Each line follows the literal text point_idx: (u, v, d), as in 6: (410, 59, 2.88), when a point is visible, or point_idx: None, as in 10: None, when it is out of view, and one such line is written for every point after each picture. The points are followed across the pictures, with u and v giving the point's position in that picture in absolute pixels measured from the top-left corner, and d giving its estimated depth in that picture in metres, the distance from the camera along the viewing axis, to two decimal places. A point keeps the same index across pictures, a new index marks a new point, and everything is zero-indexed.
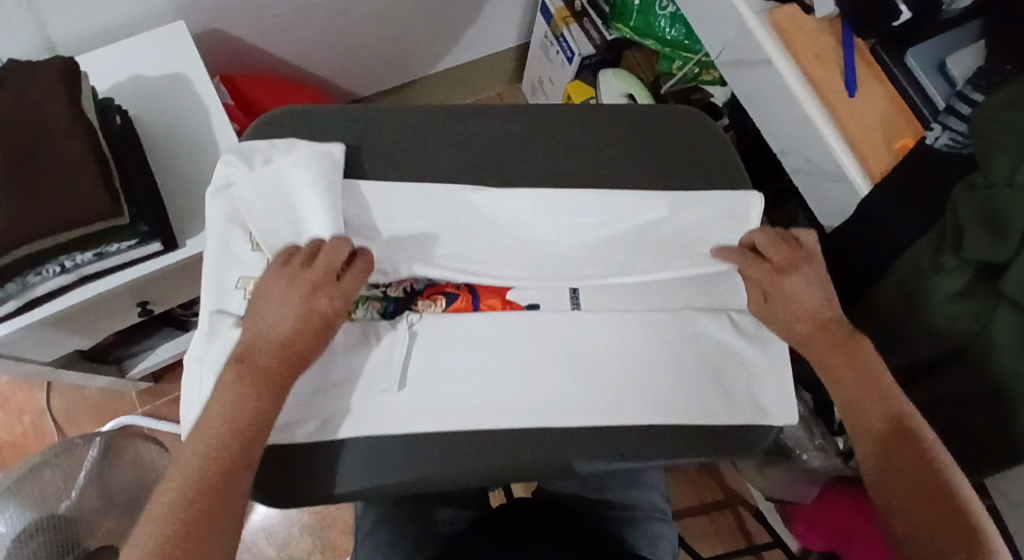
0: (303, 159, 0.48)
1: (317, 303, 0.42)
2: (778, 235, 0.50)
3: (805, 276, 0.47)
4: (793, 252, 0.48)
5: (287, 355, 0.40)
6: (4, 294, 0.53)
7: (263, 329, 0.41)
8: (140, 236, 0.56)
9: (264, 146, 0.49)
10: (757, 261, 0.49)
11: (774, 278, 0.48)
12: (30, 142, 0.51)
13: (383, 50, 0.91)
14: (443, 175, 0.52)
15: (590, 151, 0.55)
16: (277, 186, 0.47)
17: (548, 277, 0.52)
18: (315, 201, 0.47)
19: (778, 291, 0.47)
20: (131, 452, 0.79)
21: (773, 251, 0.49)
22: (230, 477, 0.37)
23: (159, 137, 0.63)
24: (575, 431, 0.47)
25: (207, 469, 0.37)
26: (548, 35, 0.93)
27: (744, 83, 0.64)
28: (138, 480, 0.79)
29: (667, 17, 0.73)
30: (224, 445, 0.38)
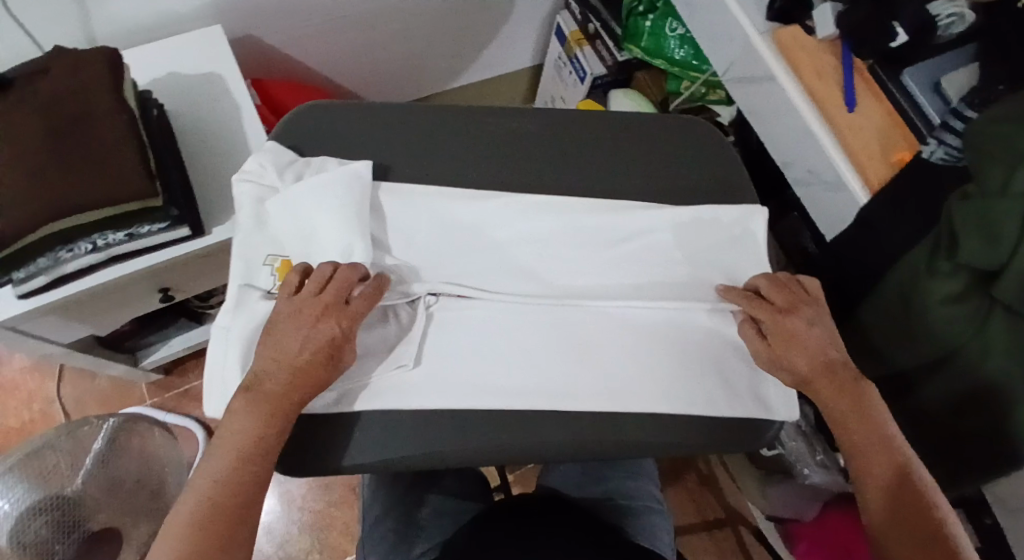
0: (336, 182, 0.49)
1: (322, 331, 0.42)
2: (779, 280, 0.49)
3: (807, 320, 0.46)
4: (792, 296, 0.48)
5: (297, 385, 0.41)
6: (35, 268, 0.55)
7: (276, 354, 0.42)
8: (170, 220, 0.58)
9: (300, 164, 0.51)
10: (759, 301, 0.48)
11: (781, 319, 0.46)
12: (75, 123, 0.54)
13: (404, 63, 0.95)
14: (463, 170, 0.55)
15: (601, 149, 0.57)
16: (307, 203, 0.49)
17: (561, 266, 0.52)
18: (346, 221, 0.48)
19: (784, 333, 0.46)
20: (139, 440, 0.79)
21: (775, 296, 0.48)
22: (239, 502, 0.40)
23: (189, 129, 0.66)
24: (572, 418, 0.47)
25: (222, 490, 0.40)
26: (562, 56, 0.97)
27: (751, 98, 0.67)
28: (142, 471, 0.78)
29: (677, 38, 0.78)
30: (235, 472, 0.40)
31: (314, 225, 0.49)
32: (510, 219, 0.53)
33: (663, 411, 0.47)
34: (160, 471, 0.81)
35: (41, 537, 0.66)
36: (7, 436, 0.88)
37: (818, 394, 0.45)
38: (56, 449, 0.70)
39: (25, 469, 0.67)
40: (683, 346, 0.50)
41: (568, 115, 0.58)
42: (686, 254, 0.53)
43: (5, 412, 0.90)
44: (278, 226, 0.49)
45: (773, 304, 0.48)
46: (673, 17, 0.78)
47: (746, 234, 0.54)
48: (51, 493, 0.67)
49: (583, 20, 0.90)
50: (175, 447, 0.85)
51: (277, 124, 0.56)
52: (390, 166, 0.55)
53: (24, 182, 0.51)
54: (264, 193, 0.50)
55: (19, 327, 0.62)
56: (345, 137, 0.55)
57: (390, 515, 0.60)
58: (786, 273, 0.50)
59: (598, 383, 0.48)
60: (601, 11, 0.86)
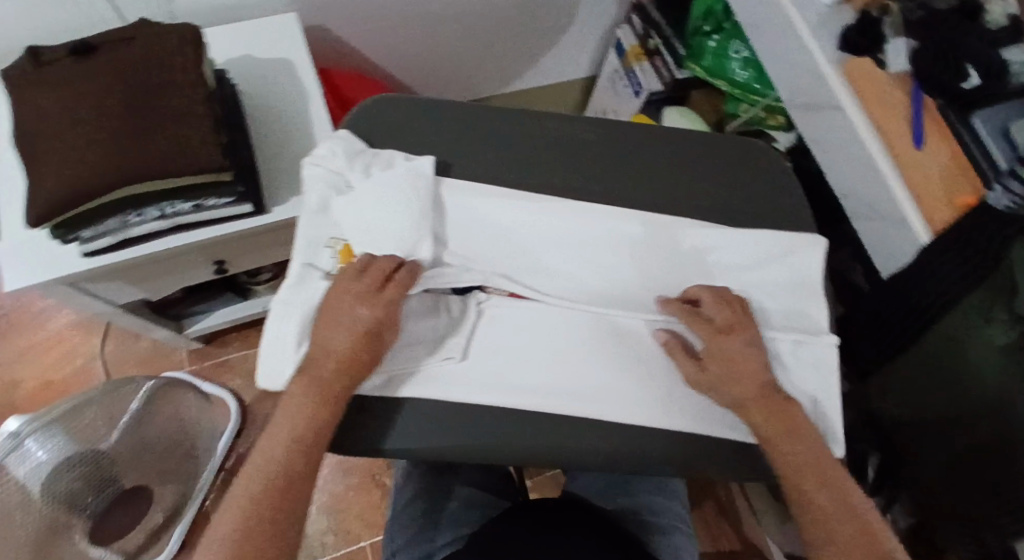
0: (403, 177, 0.51)
1: (356, 318, 0.44)
2: (722, 298, 0.50)
3: (742, 341, 0.48)
4: (734, 317, 0.49)
5: (342, 374, 0.43)
6: (103, 228, 0.57)
7: (326, 339, 0.44)
8: (235, 195, 0.60)
9: (369, 155, 0.53)
10: (699, 320, 0.49)
11: (723, 341, 0.48)
12: (157, 96, 0.56)
13: (462, 65, 0.96)
14: (524, 173, 0.56)
15: (658, 163, 0.57)
16: (373, 192, 0.50)
17: (614, 276, 0.53)
18: (410, 216, 0.50)
19: (723, 353, 0.47)
20: (171, 406, 0.80)
21: (714, 314, 0.49)
22: (292, 487, 0.40)
23: (258, 110, 0.68)
24: (604, 426, 0.47)
25: (273, 478, 0.40)
26: (619, 70, 0.97)
27: (817, 127, 0.67)
28: (173, 433, 0.80)
29: (740, 60, 0.78)
30: (288, 458, 0.41)
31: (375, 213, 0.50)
32: (561, 225, 0.53)
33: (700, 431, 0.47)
34: (189, 437, 0.83)
35: (75, 490, 0.67)
36: (52, 387, 0.93)
37: (751, 412, 0.46)
38: (96, 407, 0.67)
39: (69, 422, 0.65)
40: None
41: (629, 128, 0.59)
42: (740, 275, 0.53)
43: (50, 363, 0.95)
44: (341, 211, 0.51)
45: (713, 323, 0.49)
46: (738, 40, 0.78)
47: (797, 262, 0.53)
48: (89, 447, 0.67)
49: (644, 35, 0.90)
50: (209, 413, 0.87)
51: (346, 114, 0.58)
52: (455, 163, 0.56)
53: (104, 145, 0.54)
54: (332, 177, 0.52)
55: (77, 284, 0.65)
56: (412, 131, 0.56)
57: (419, 501, 0.64)
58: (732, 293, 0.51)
59: (633, 397, 0.47)
60: (664, 28, 0.86)
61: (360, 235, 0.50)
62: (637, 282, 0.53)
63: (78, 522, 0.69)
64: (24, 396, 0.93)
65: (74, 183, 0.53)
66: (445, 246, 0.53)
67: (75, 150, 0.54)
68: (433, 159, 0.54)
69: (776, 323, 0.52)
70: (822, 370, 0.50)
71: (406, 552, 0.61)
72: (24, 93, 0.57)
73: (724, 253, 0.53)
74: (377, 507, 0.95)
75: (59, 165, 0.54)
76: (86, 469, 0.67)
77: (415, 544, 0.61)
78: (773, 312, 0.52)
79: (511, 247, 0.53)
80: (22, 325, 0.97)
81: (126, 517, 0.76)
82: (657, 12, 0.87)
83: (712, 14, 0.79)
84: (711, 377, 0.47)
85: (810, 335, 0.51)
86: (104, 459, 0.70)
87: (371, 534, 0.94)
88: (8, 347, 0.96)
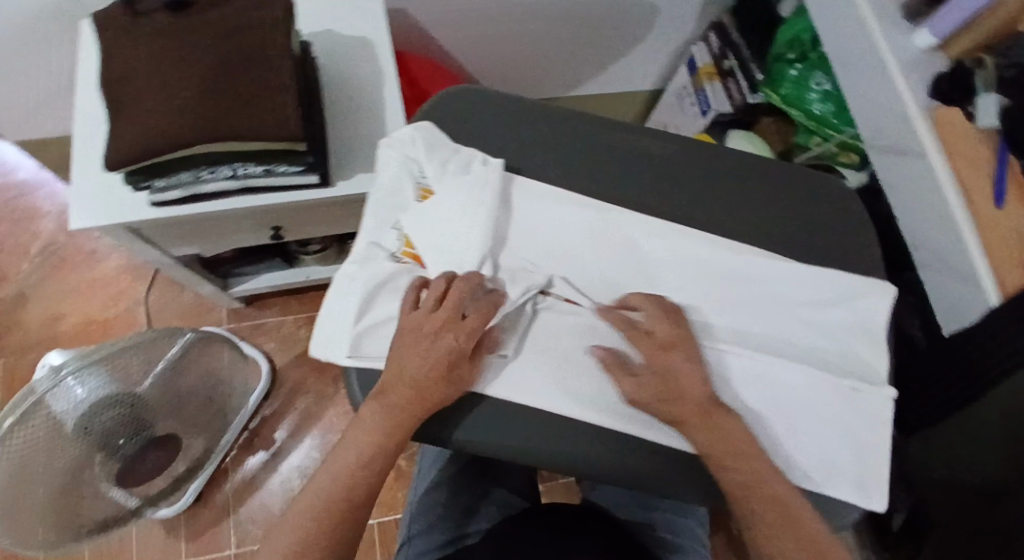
0: (481, 180, 0.51)
1: (438, 348, 0.43)
2: (663, 309, 0.47)
3: (677, 353, 0.44)
4: (676, 331, 0.46)
5: (415, 403, 0.42)
6: (176, 180, 0.58)
7: (399, 366, 0.43)
8: (305, 165, 0.61)
9: (451, 152, 0.54)
10: (639, 331, 0.46)
11: (665, 356, 0.44)
12: (243, 61, 0.57)
13: (530, 65, 0.96)
14: (595, 181, 0.56)
15: (727, 189, 0.56)
16: (451, 191, 0.51)
17: (675, 294, 0.52)
18: (483, 222, 0.50)
19: (663, 367, 0.44)
20: (205, 356, 0.79)
21: (658, 328, 0.46)
22: (360, 500, 0.44)
23: (335, 85, 0.69)
24: (643, 445, 0.46)
25: (345, 481, 0.43)
26: (688, 87, 0.96)
27: (899, 169, 0.65)
28: (202, 387, 0.79)
29: (820, 92, 0.77)
30: (355, 476, 0.43)
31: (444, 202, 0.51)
32: (622, 236, 0.53)
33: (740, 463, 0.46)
34: (219, 390, 0.83)
35: (111, 430, 0.68)
36: (95, 326, 0.97)
37: (689, 432, 0.42)
38: (135, 351, 0.67)
39: (110, 364, 0.65)
40: (772, 399, 0.48)
41: (703, 150, 0.58)
42: (805, 309, 0.52)
43: (94, 303, 0.98)
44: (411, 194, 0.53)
45: (654, 337, 0.45)
46: (822, 71, 0.77)
47: (862, 306, 0.51)
48: (124, 389, 0.67)
49: (719, 55, 0.88)
50: (243, 370, 0.88)
51: (426, 102, 0.59)
52: (530, 162, 0.56)
53: (187, 103, 0.55)
54: (409, 163, 0.53)
55: (137, 230, 0.66)
56: (488, 126, 0.57)
57: (440, 489, 0.65)
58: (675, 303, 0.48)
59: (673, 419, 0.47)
60: (743, 50, 0.86)
61: (429, 231, 0.50)
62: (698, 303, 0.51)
63: (108, 460, 0.70)
64: (68, 331, 0.97)
65: (154, 135, 0.54)
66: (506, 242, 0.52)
67: (159, 102, 0.55)
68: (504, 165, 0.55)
69: (831, 364, 0.50)
70: (877, 419, 0.48)
71: (420, 537, 0.62)
72: (116, 41, 0.58)
73: (790, 287, 0.52)
74: (388, 488, 0.95)
75: (141, 115, 0.55)
76: (121, 412, 0.67)
77: (433, 531, 0.62)
78: (829, 354, 0.51)
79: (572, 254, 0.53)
80: (76, 263, 1.01)
81: (156, 462, 0.76)
82: (738, 34, 0.87)
83: (798, 42, 0.78)
84: (640, 387, 0.43)
85: (865, 384, 0.49)
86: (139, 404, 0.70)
87: (379, 514, 0.94)
88: (59, 282, 1.00)
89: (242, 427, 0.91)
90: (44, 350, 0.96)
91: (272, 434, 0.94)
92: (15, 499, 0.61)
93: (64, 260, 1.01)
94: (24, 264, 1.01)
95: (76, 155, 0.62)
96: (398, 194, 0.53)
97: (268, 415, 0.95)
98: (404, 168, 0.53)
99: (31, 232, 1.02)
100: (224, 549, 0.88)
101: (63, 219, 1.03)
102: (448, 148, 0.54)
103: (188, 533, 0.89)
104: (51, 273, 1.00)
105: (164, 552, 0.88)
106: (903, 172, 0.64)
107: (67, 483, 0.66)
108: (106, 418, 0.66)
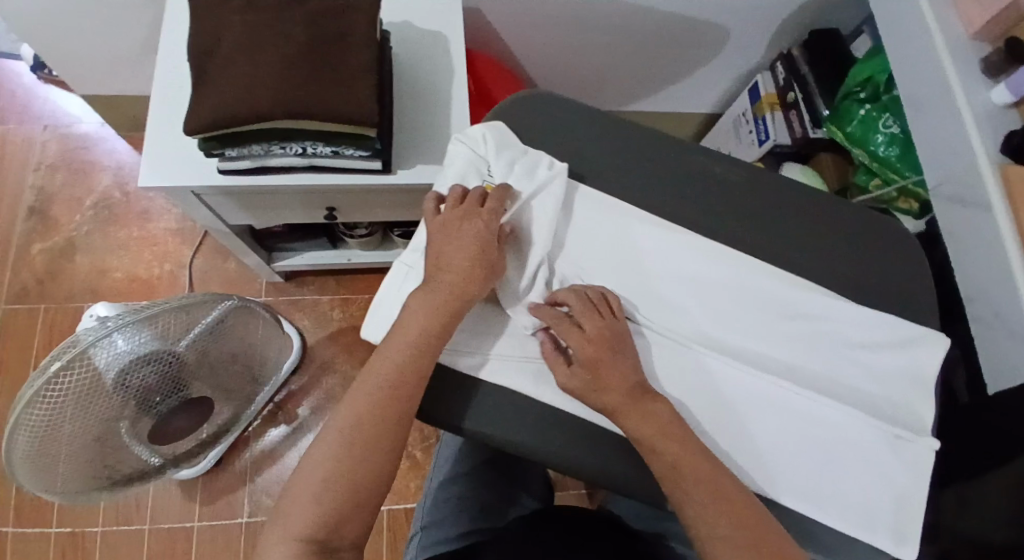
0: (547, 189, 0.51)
1: (473, 229, 0.47)
2: (590, 301, 0.47)
3: (601, 346, 0.44)
4: (602, 325, 0.45)
5: (450, 295, 0.45)
6: (248, 150, 0.60)
7: (446, 261, 0.46)
8: (371, 150, 0.61)
9: (518, 153, 0.53)
10: (569, 323, 0.45)
11: (593, 352, 0.44)
12: (322, 44, 0.59)
13: (590, 75, 0.97)
14: (660, 198, 0.55)
15: (791, 221, 0.55)
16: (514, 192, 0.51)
17: (727, 319, 0.51)
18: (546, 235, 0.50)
19: (590, 362, 0.44)
20: (240, 322, 0.75)
21: (585, 321, 0.45)
22: (375, 447, 0.41)
23: (404, 76, 0.70)
24: None
25: (361, 427, 0.42)
26: (747, 114, 0.95)
27: (958, 220, 0.64)
28: (235, 351, 0.77)
29: (887, 135, 0.76)
30: (370, 430, 0.42)
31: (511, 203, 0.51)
32: (682, 255, 0.51)
33: (779, 499, 0.45)
34: (249, 353, 0.81)
35: (149, 388, 0.64)
36: (140, 283, 1.00)
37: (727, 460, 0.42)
38: (177, 310, 0.63)
39: (152, 323, 0.60)
40: (816, 439, 0.47)
41: (771, 177, 0.57)
42: (860, 351, 0.50)
43: (140, 262, 1.01)
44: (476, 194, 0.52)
45: (582, 331, 0.45)
46: (891, 114, 0.76)
47: (917, 355, 0.50)
48: (164, 347, 0.63)
49: (785, 86, 0.89)
50: (278, 340, 0.88)
51: (497, 103, 0.59)
52: (595, 172, 0.56)
53: (263, 78, 0.56)
54: (474, 160, 0.53)
55: (199, 195, 0.67)
56: (558, 132, 0.57)
57: (457, 482, 0.64)
58: (595, 292, 0.48)
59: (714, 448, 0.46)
60: (811, 84, 0.85)
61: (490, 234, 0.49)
62: (748, 330, 0.50)
63: (146, 416, 0.67)
64: (112, 285, 0.99)
65: (232, 104, 0.55)
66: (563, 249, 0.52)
67: (241, 74, 0.56)
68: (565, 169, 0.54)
69: (880, 411, 0.49)
70: (919, 473, 0.47)
71: (434, 528, 0.61)
72: (203, 13, 0.60)
73: (849, 325, 0.50)
74: (402, 477, 0.96)
75: (222, 84, 0.56)
76: (163, 372, 0.64)
77: (447, 522, 0.61)
78: (878, 400, 0.49)
79: (631, 267, 0.52)
80: (127, 220, 1.04)
81: (182, 424, 0.74)
82: (807, 66, 0.85)
83: (871, 81, 0.77)
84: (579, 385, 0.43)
85: (910, 433, 0.48)
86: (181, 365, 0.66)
87: (390, 501, 0.94)
88: (109, 236, 1.02)
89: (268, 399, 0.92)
90: (88, 302, 0.98)
91: (295, 409, 0.96)
92: (51, 446, 0.60)
93: (115, 216, 1.04)
94: (78, 216, 1.03)
95: (153, 116, 0.64)
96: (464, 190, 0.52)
97: (294, 390, 0.97)
98: (469, 164, 0.53)
99: (88, 186, 1.05)
100: (237, 516, 0.90)
101: (119, 176, 1.06)
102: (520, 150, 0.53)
103: (203, 497, 0.91)
104: (102, 227, 1.03)
105: (179, 512, 0.90)
106: (961, 226, 0.63)
107: (102, 434, 0.65)
108: (148, 379, 0.63)
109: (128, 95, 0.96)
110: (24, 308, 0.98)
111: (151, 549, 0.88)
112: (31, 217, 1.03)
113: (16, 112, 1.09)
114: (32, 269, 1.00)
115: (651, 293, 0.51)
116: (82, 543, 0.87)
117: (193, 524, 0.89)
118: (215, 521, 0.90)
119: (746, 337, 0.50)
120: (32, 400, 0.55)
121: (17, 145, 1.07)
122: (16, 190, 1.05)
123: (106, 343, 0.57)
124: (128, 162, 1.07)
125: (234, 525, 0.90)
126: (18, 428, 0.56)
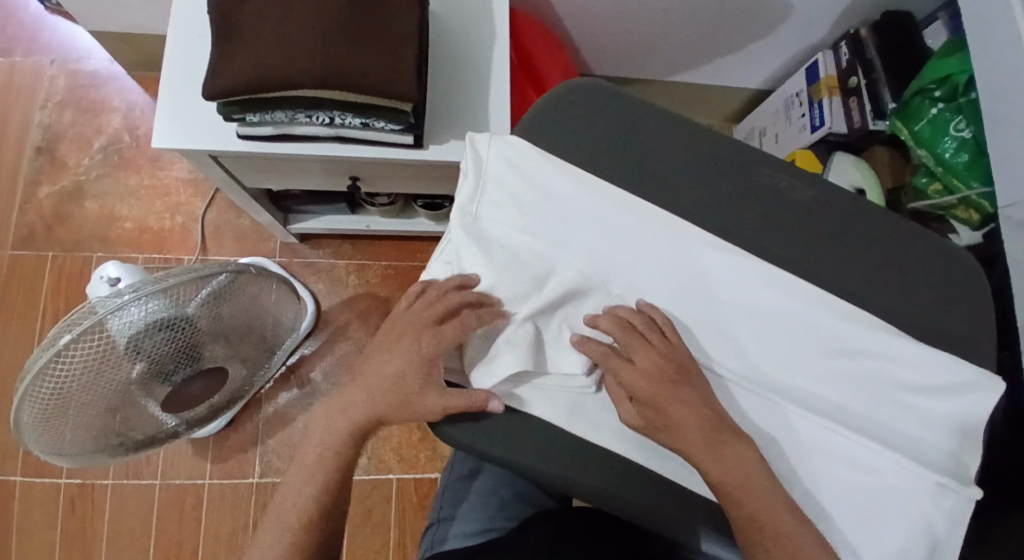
0: (581, 209, 0.47)
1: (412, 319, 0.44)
2: (635, 326, 0.43)
3: (663, 377, 0.41)
4: (657, 353, 0.42)
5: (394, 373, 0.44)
6: (272, 118, 0.55)
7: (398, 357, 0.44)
8: (404, 125, 0.56)
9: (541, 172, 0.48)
10: (620, 358, 0.42)
11: (650, 386, 0.41)
12: (352, 7, 0.53)
13: (633, 43, 0.90)
14: (714, 205, 0.50)
15: (859, 241, 0.50)
16: (538, 217, 0.47)
17: (769, 350, 0.47)
18: (575, 255, 0.46)
19: (652, 399, 0.40)
20: (253, 285, 0.70)
21: (637, 352, 0.42)
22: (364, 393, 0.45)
23: (442, 42, 0.64)
24: (647, 497, 0.43)
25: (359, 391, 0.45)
26: (801, 96, 0.89)
27: (1019, 243, 0.59)
28: (247, 318, 0.72)
29: (956, 139, 0.70)
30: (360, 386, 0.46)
31: (549, 238, 0.47)
32: (732, 281, 0.47)
33: None
34: (265, 319, 0.77)
35: (165, 356, 0.61)
36: (151, 235, 0.97)
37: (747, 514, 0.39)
38: (187, 275, 0.58)
39: (161, 290, 0.55)
40: (858, 487, 0.43)
41: (845, 190, 0.52)
42: (910, 391, 0.45)
43: (150, 212, 0.98)
44: (502, 229, 0.46)
45: (636, 365, 0.42)
46: (965, 117, 0.70)
47: (971, 401, 0.44)
48: (173, 312, 0.58)
49: (848, 70, 0.83)
50: (294, 305, 0.85)
51: (536, 101, 0.52)
52: (652, 172, 0.50)
53: (280, 39, 0.51)
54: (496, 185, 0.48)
55: (217, 158, 0.62)
56: (600, 131, 0.51)
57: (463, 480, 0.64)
58: (646, 317, 0.44)
59: None
60: (878, 70, 0.80)
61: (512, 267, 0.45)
62: (795, 364, 0.47)
63: (158, 384, 0.64)
64: (121, 234, 0.96)
65: (248, 70, 0.50)
66: (597, 256, 0.47)
67: (264, 36, 0.52)
68: (567, 184, 0.48)
69: (927, 458, 0.45)
70: (957, 524, 0.43)
71: (444, 523, 0.62)
72: None
73: (909, 365, 0.45)
74: (412, 447, 0.95)
75: (250, 44, 0.52)
76: (175, 340, 0.61)
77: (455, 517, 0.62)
78: (927, 446, 0.45)
79: (673, 285, 0.47)
80: (137, 166, 0.99)
81: (191, 389, 0.72)
82: (875, 52, 0.80)
83: (949, 80, 0.70)
84: None
85: (954, 481, 0.43)
86: (194, 333, 0.63)
87: (400, 471, 0.94)
88: (118, 181, 0.98)
89: (283, 363, 0.91)
90: (96, 250, 0.96)
91: (307, 373, 0.95)
92: (64, 409, 0.58)
93: (125, 160, 0.99)
94: (86, 157, 0.99)
95: (166, 80, 0.58)
96: (488, 226, 0.46)
97: (307, 354, 0.96)
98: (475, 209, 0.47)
99: (95, 127, 1.00)
100: (247, 475, 0.91)
101: (130, 118, 1.01)
102: (555, 176, 0.48)
103: (214, 455, 0.91)
104: (111, 171, 0.99)
105: (191, 468, 0.90)
106: (1017, 249, 0.59)
107: (115, 401, 0.62)
108: (162, 347, 0.60)
109: (140, 33, 0.90)
110: (32, 254, 0.95)
111: (161, 501, 0.89)
112: (38, 157, 0.99)
113: (22, 42, 1.02)
114: (39, 212, 0.97)
115: (696, 315, 0.47)
116: (92, 493, 0.88)
117: (204, 480, 0.90)
118: (225, 479, 0.90)
119: (791, 371, 0.47)
120: (42, 369, 0.52)
121: (22, 77, 1.01)
122: (22, 126, 1.00)
123: (118, 311, 0.53)
124: (137, 101, 1.01)
125: (244, 484, 0.90)
126: (29, 393, 0.54)
